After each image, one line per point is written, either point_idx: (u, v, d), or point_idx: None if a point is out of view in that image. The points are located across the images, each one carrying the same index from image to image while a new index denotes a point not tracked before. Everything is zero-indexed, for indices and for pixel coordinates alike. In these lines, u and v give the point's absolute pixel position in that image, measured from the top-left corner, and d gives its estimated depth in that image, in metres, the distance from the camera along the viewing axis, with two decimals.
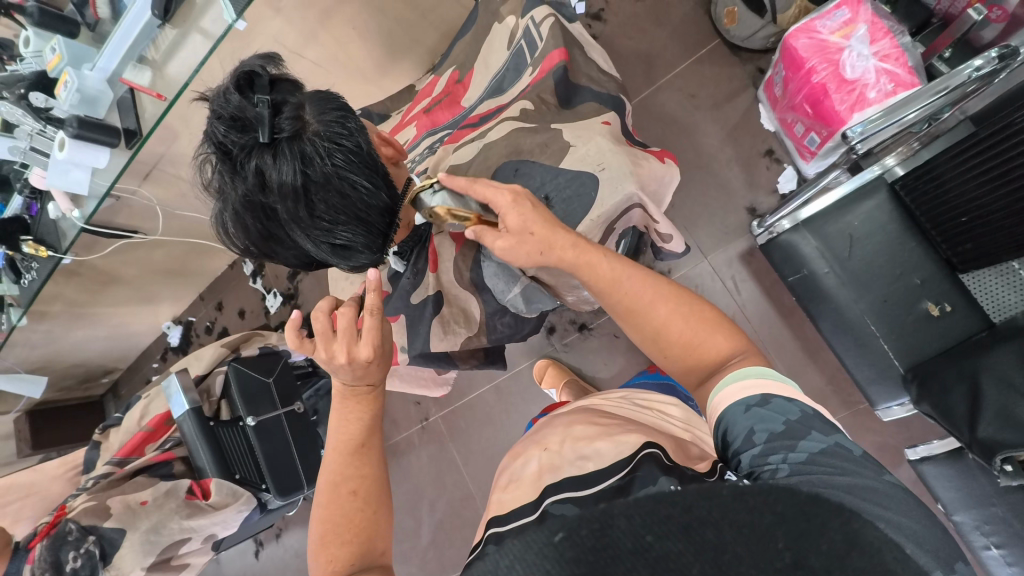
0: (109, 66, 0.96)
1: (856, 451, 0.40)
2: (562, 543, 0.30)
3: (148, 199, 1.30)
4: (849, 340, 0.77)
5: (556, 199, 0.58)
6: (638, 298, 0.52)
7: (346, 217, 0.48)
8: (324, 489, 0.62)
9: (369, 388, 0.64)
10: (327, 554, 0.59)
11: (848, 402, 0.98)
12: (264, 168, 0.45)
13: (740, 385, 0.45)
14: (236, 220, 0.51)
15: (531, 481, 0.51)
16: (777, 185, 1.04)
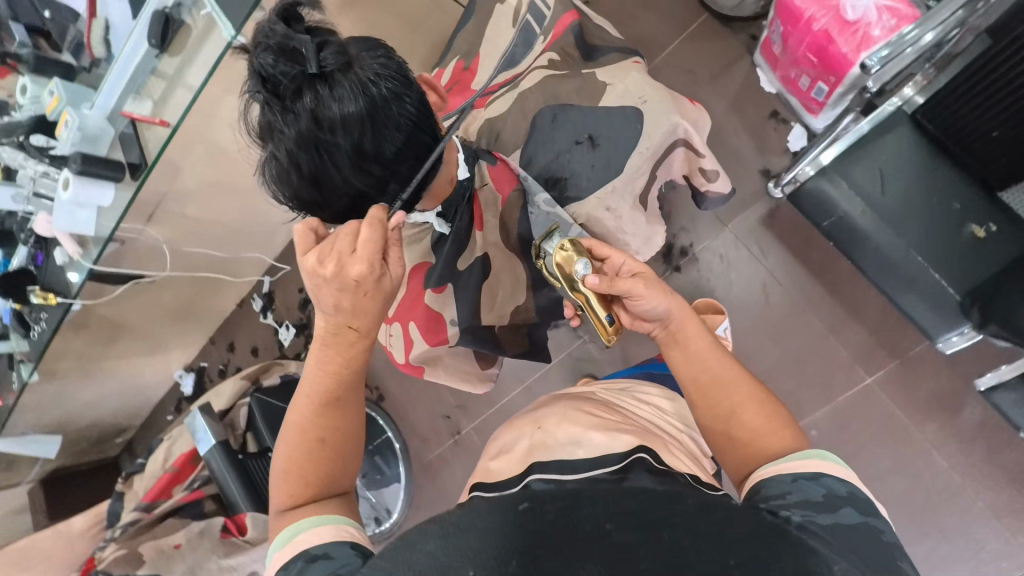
0: (108, 102, 0.95)
1: (886, 538, 0.40)
2: (527, 510, 0.36)
3: (155, 238, 1.26)
4: (898, 277, 0.75)
5: (601, 138, 0.60)
6: (721, 373, 0.52)
7: (401, 151, 0.48)
8: (291, 428, 0.54)
9: (353, 331, 0.52)
10: (288, 488, 0.52)
11: (896, 352, 0.95)
12: (320, 102, 0.44)
13: (802, 460, 0.45)
14: (282, 167, 0.48)
15: (521, 456, 0.56)
16: (788, 145, 1.04)
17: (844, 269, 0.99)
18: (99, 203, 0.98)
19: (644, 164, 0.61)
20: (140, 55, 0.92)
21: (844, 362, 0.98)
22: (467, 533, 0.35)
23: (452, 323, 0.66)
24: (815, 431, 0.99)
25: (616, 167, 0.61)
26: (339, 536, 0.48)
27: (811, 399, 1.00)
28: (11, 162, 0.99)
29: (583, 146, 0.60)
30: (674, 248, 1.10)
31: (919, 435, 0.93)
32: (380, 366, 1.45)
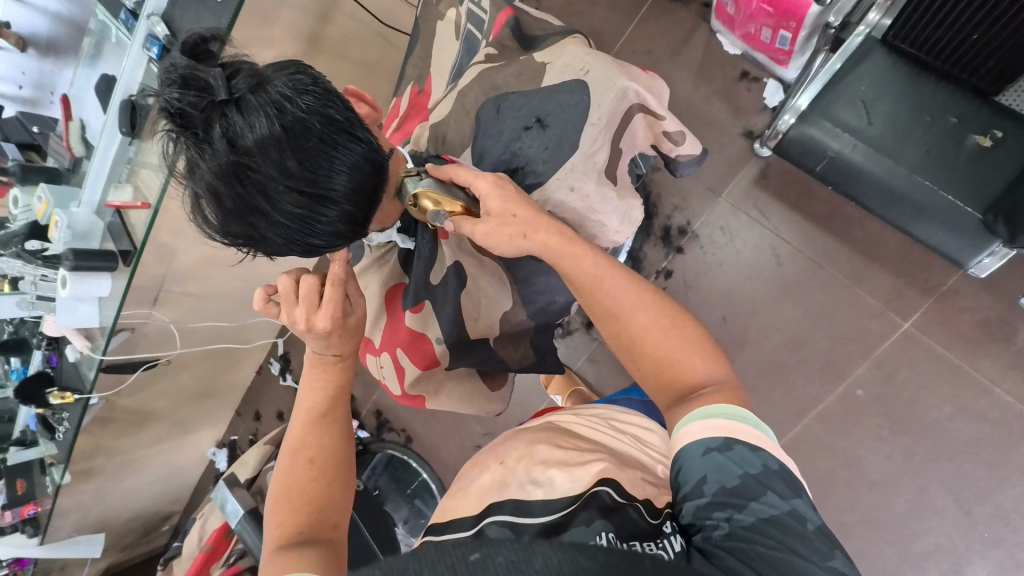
0: (94, 197, 1.00)
1: (810, 525, 0.38)
2: (477, 562, 0.34)
3: (163, 320, 1.28)
4: (908, 206, 0.70)
5: (551, 119, 0.53)
6: (621, 304, 0.49)
7: (333, 166, 0.43)
8: (284, 456, 0.58)
9: (335, 357, 0.61)
10: (279, 519, 0.54)
11: (928, 289, 0.89)
12: (232, 130, 0.41)
13: (707, 418, 0.42)
14: (216, 213, 0.45)
15: (478, 496, 0.50)
16: (765, 102, 1.01)
17: (852, 215, 0.94)
18: (98, 293, 1.00)
19: (605, 136, 0.54)
20: (117, 145, 0.96)
21: (875, 310, 0.92)
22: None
23: (438, 340, 0.62)
24: (860, 390, 0.93)
25: (574, 140, 0.53)
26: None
27: (848, 357, 0.93)
28: (11, 271, 1.02)
29: (535, 131, 0.54)
30: (671, 229, 1.07)
31: (974, 372, 0.86)
32: (403, 408, 1.43)
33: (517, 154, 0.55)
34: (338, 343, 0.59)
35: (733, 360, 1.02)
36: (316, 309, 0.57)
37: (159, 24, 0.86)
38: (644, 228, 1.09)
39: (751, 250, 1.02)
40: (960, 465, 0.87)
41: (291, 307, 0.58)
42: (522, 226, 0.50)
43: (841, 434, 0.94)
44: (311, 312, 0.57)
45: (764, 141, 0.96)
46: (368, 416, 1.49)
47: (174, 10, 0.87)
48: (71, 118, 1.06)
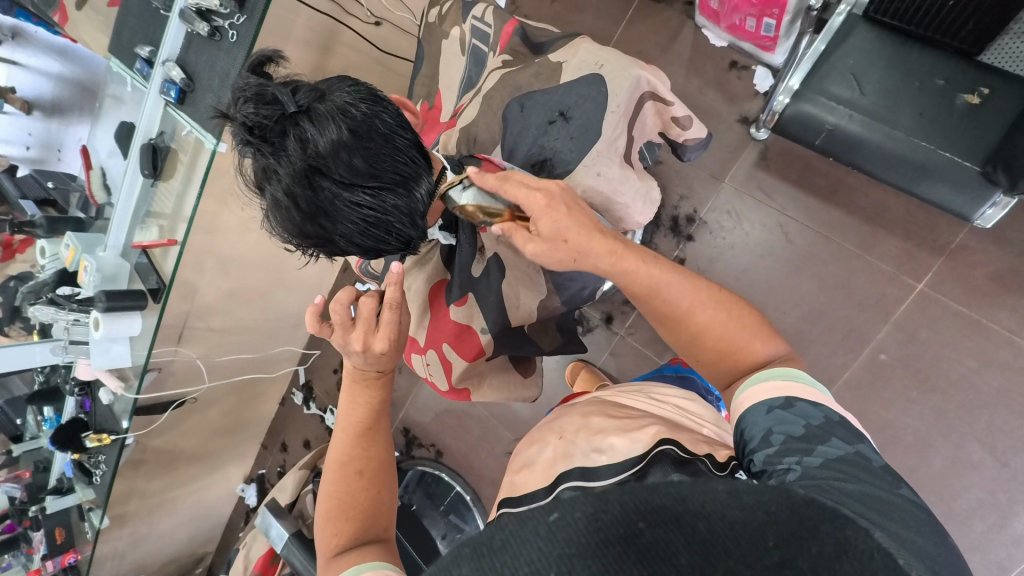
0: (120, 240, 1.03)
1: (875, 462, 0.41)
2: (559, 523, 0.29)
3: (189, 356, 1.30)
4: (911, 167, 0.73)
5: (572, 111, 0.57)
6: (681, 306, 0.52)
7: (396, 163, 0.46)
8: (330, 468, 0.59)
9: (377, 373, 0.61)
10: (332, 528, 0.57)
11: (937, 249, 0.91)
12: (303, 137, 0.44)
13: (770, 382, 0.46)
14: (286, 217, 0.47)
15: (545, 470, 0.55)
16: (756, 88, 1.04)
17: (855, 186, 0.97)
18: (130, 333, 1.02)
19: (623, 122, 0.57)
20: (139, 188, 1.00)
21: (889, 275, 0.94)
22: (501, 550, 0.30)
23: (483, 330, 0.64)
24: (883, 354, 0.94)
25: (597, 128, 0.56)
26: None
27: (867, 323, 0.96)
28: (42, 317, 1.03)
29: (559, 124, 0.57)
30: (679, 219, 1.10)
31: (993, 325, 0.88)
32: (431, 422, 1.45)
33: (544, 148, 0.59)
34: (386, 362, 0.60)
35: None
36: (373, 333, 0.58)
37: (175, 69, 0.90)
38: (652, 220, 1.13)
39: (759, 230, 1.05)
40: (993, 418, 0.88)
41: (345, 330, 0.59)
42: (574, 252, 0.52)
43: (870, 399, 0.95)
44: (369, 335, 0.58)
45: (761, 124, 1.00)
46: (397, 434, 1.50)
47: (188, 54, 0.91)
48: (92, 166, 1.11)
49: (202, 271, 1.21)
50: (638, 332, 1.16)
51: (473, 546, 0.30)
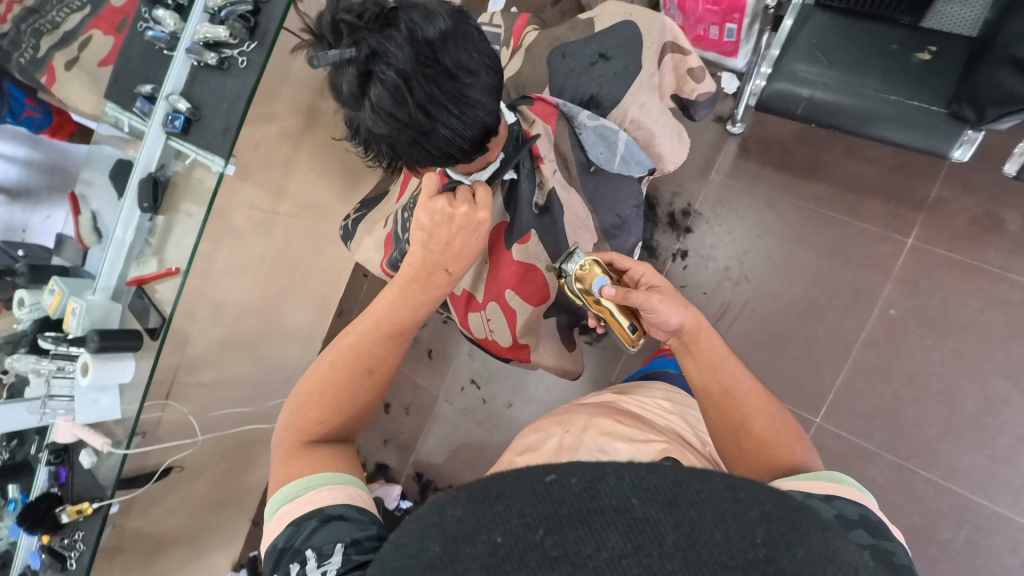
0: (110, 283, 0.98)
1: (900, 560, 0.40)
2: (555, 484, 0.27)
3: (181, 412, 1.21)
4: (885, 121, 0.83)
5: (611, 52, 0.66)
6: (737, 394, 0.53)
7: (491, 65, 0.50)
8: (341, 351, 0.57)
9: (445, 273, 0.60)
10: (319, 415, 0.55)
11: (918, 206, 1.00)
12: (413, 22, 0.45)
13: (817, 478, 0.47)
14: (389, 106, 0.46)
15: (549, 455, 0.58)
16: (725, 89, 1.15)
17: (831, 161, 1.06)
18: (121, 380, 0.93)
19: (655, 60, 0.67)
20: (135, 226, 0.97)
21: (880, 235, 1.02)
22: (495, 503, 0.27)
23: (549, 269, 0.69)
24: (892, 309, 1.00)
25: (637, 63, 0.65)
26: (355, 497, 0.50)
27: (872, 282, 1.02)
28: (20, 369, 0.95)
29: (602, 63, 0.66)
30: (675, 214, 1.15)
31: (984, 264, 0.96)
32: (447, 463, 1.34)
33: (589, 88, 0.67)
34: (451, 255, 0.59)
35: (770, 315, 1.07)
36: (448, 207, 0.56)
37: (180, 100, 0.92)
38: (649, 218, 1.18)
39: (752, 213, 1.11)
40: (1008, 351, 0.94)
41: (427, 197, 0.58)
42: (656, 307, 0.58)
43: (891, 354, 1.00)
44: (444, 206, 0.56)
45: (736, 118, 1.09)
46: (409, 481, 1.37)
47: (192, 87, 0.93)
48: (81, 212, 1.09)
49: (195, 318, 1.15)
50: None
51: (468, 495, 0.28)
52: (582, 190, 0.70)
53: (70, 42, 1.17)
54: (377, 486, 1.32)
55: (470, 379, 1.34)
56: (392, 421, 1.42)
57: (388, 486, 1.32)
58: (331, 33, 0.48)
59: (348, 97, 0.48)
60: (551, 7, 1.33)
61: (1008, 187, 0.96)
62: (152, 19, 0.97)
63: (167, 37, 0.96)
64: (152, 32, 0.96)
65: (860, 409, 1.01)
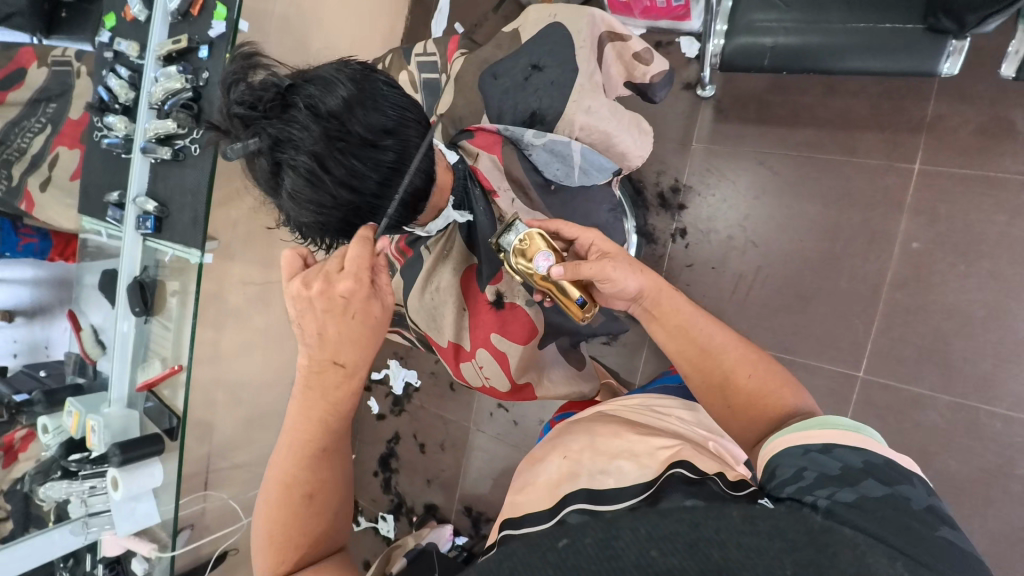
0: (123, 391, 0.97)
1: (917, 506, 0.36)
2: (569, 549, 0.29)
3: (222, 497, 1.22)
4: (858, 51, 0.77)
5: (544, 58, 0.63)
6: (712, 341, 0.53)
7: (409, 117, 0.46)
8: (280, 484, 0.53)
9: (338, 369, 0.52)
10: (278, 556, 0.53)
11: (916, 129, 0.95)
12: (311, 98, 0.43)
13: (812, 426, 0.43)
14: (307, 190, 0.44)
15: (546, 485, 0.49)
16: (686, 54, 1.10)
17: (813, 103, 1.01)
18: (153, 486, 0.93)
19: (593, 58, 0.64)
20: (132, 329, 0.97)
21: (883, 167, 0.97)
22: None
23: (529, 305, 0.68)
24: (915, 242, 0.95)
25: (572, 67, 0.62)
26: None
27: (887, 217, 0.96)
28: (55, 497, 0.95)
29: (537, 73, 0.63)
30: (664, 193, 1.11)
31: (1003, 174, 0.90)
32: (493, 492, 1.31)
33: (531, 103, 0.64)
34: (342, 351, 0.51)
35: (785, 276, 1.03)
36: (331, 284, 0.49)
37: (148, 201, 0.92)
38: (638, 203, 1.14)
39: (744, 173, 1.06)
40: None
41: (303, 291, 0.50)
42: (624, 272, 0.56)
43: (924, 289, 0.94)
44: (330, 312, 0.50)
45: (704, 82, 1.04)
46: (460, 517, 1.35)
47: (156, 183, 0.94)
48: (82, 327, 1.10)
49: (215, 404, 1.16)
50: None
51: (481, 573, 0.29)
52: (547, 211, 0.67)
53: (39, 164, 1.16)
54: (428, 531, 1.29)
55: (496, 403, 1.31)
56: (430, 459, 1.41)
57: (438, 529, 1.30)
58: (235, 130, 0.47)
59: (269, 189, 0.47)
60: (493, 14, 1.30)
61: (1010, 86, 0.89)
62: (105, 126, 0.98)
63: (122, 141, 0.97)
64: (108, 139, 0.97)
65: (903, 353, 0.96)
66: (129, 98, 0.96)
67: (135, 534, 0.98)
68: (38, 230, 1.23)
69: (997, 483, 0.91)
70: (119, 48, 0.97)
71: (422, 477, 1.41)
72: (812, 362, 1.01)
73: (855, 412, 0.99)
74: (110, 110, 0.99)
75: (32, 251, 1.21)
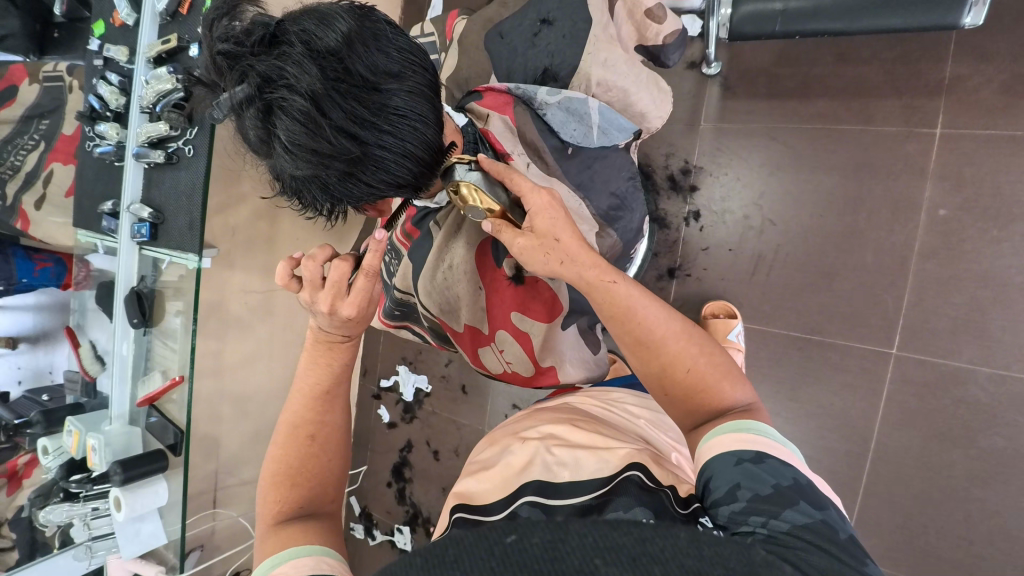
0: (124, 406, 0.93)
1: (842, 533, 0.36)
2: (514, 544, 0.25)
3: (232, 515, 1.17)
4: (874, 8, 0.74)
5: (553, 15, 0.61)
6: (653, 332, 0.48)
7: (412, 59, 0.43)
8: (280, 429, 0.57)
9: (342, 337, 0.59)
10: (277, 493, 0.54)
11: (935, 92, 0.91)
12: (306, 33, 0.40)
13: (745, 431, 0.42)
14: (302, 136, 0.40)
15: (503, 474, 0.52)
16: (689, 33, 1.05)
17: (824, 74, 0.97)
18: (158, 505, 0.88)
19: (606, 11, 0.62)
20: (132, 341, 0.93)
21: (903, 134, 0.93)
22: (449, 569, 0.25)
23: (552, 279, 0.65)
24: (942, 210, 0.91)
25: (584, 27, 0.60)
26: (319, 567, 0.45)
27: (910, 185, 0.92)
28: (56, 521, 0.90)
29: (546, 30, 0.62)
30: (674, 176, 1.07)
31: None
32: None
33: (543, 59, 0.62)
34: (347, 323, 0.57)
35: (806, 254, 0.98)
36: (343, 298, 0.55)
37: (144, 208, 0.89)
38: (649, 189, 1.10)
39: (756, 149, 1.02)
40: None
41: (316, 291, 0.56)
42: (560, 260, 0.50)
43: (954, 258, 0.90)
44: (338, 300, 0.55)
45: (710, 59, 1.00)
46: None
47: (150, 190, 0.91)
48: (80, 344, 1.06)
49: (220, 419, 1.12)
50: (687, 302, 1.08)
51: (423, 558, 0.26)
52: (566, 178, 0.64)
53: (33, 181, 1.13)
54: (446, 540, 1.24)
55: (512, 404, 1.27)
56: (445, 467, 1.36)
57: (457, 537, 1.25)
58: (223, 78, 0.44)
59: (258, 142, 0.43)
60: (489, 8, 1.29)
61: None
62: (96, 136, 0.96)
63: (113, 149, 0.94)
64: (99, 148, 0.94)
65: (937, 326, 0.91)
66: (120, 104, 0.93)
67: (141, 557, 0.94)
68: (50, 255, 1.15)
69: None
70: (108, 53, 0.94)
71: (438, 486, 1.36)
72: (840, 342, 0.97)
73: (890, 392, 0.94)
74: (100, 118, 0.96)
75: (46, 278, 1.12)
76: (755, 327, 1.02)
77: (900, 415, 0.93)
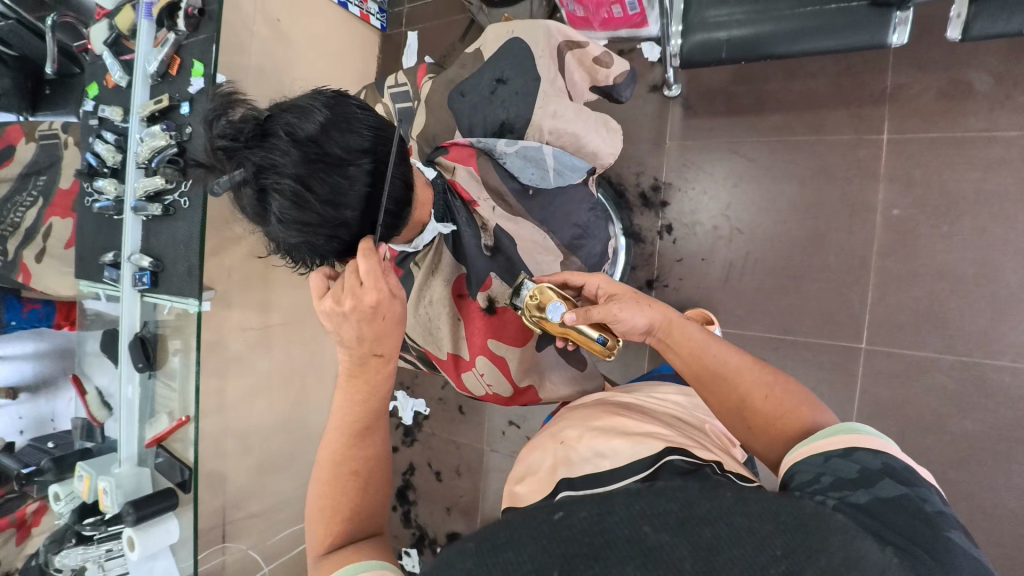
0: (132, 448, 0.96)
1: (930, 508, 0.35)
2: (564, 521, 0.26)
3: (241, 547, 1.21)
4: (814, 32, 0.80)
5: (507, 73, 0.68)
6: (722, 365, 0.51)
7: (381, 134, 0.49)
8: (325, 461, 0.55)
9: (377, 357, 0.56)
10: (325, 527, 0.52)
11: (879, 101, 0.97)
12: (291, 125, 0.46)
13: (832, 434, 0.41)
14: (293, 212, 0.46)
15: (547, 472, 0.52)
16: (648, 59, 1.13)
17: (777, 90, 1.04)
18: (170, 541, 0.91)
19: (554, 67, 0.68)
20: (137, 385, 0.97)
21: (854, 141, 0.99)
22: (504, 548, 0.26)
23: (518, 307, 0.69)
24: (896, 210, 0.97)
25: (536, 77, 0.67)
26: None
27: (864, 188, 0.99)
28: (72, 565, 0.93)
29: (502, 87, 0.68)
30: (645, 193, 1.14)
31: (967, 133, 0.93)
32: None
33: (499, 115, 0.69)
34: (374, 330, 0.54)
35: (774, 258, 1.04)
36: (361, 283, 0.52)
37: (144, 257, 0.94)
38: (621, 206, 1.16)
39: (719, 163, 1.08)
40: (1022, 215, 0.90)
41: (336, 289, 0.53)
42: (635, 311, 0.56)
43: (911, 254, 0.96)
44: (355, 286, 0.52)
45: (669, 82, 1.07)
46: None
47: (150, 240, 0.96)
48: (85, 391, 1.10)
49: (225, 454, 1.15)
50: None
51: (475, 542, 0.26)
52: (530, 216, 0.71)
53: (32, 236, 1.17)
54: None
55: (507, 421, 1.31)
56: (447, 487, 1.39)
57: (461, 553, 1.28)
58: (222, 164, 0.49)
59: (254, 215, 0.49)
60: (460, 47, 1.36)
61: (961, 49, 0.92)
62: (95, 191, 1.01)
63: (113, 203, 0.99)
64: (99, 203, 0.99)
65: (901, 319, 0.97)
66: (117, 160, 0.99)
67: None
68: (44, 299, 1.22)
69: (1013, 438, 0.91)
70: (104, 114, 1.00)
71: (441, 505, 1.39)
72: (813, 340, 1.02)
73: (864, 385, 0.99)
74: (98, 175, 1.01)
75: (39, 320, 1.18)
76: (731, 331, 1.08)
77: (876, 406, 0.98)
